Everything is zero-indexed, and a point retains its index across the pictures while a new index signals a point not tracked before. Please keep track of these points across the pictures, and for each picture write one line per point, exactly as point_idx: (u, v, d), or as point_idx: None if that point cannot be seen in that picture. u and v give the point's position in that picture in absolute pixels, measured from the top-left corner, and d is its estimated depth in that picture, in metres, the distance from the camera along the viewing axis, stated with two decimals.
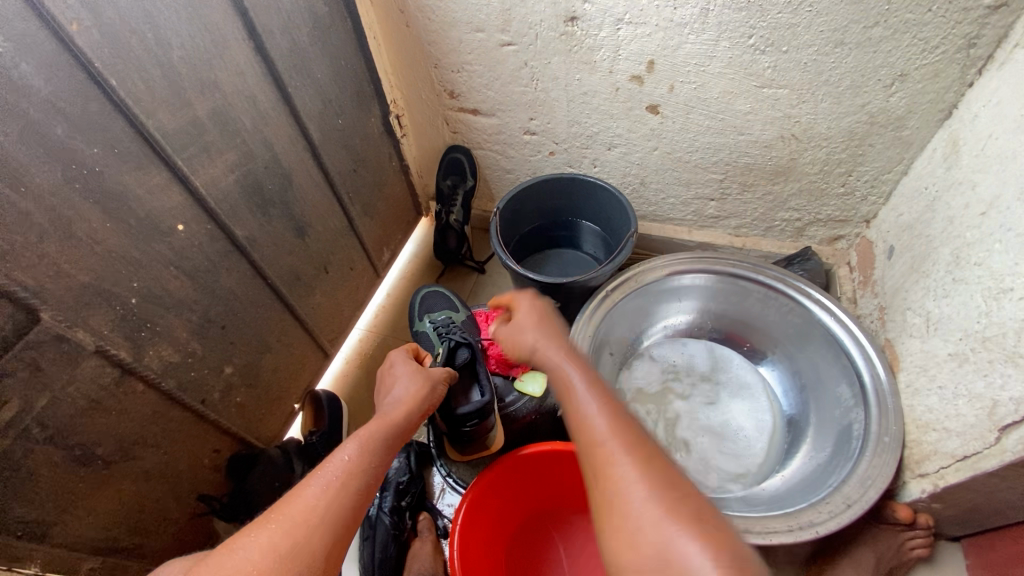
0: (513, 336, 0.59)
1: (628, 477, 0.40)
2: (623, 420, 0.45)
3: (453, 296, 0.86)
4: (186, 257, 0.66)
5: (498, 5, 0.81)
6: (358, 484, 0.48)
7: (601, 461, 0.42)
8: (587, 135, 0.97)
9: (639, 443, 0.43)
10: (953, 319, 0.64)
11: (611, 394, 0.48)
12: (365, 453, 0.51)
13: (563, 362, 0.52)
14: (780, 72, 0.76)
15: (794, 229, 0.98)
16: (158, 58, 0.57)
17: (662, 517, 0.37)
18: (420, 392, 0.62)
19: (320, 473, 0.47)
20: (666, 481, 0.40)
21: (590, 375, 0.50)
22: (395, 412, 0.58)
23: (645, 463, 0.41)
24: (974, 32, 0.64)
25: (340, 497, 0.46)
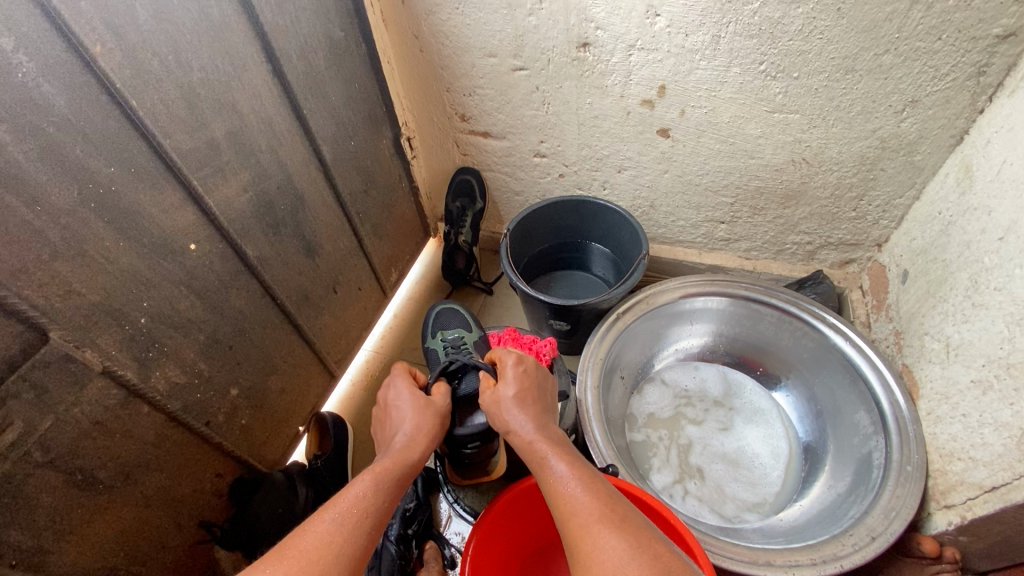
0: (492, 402, 0.59)
1: (606, 549, 0.40)
2: (601, 494, 0.46)
3: (467, 313, 0.85)
4: (197, 277, 0.65)
5: (510, 30, 0.82)
6: (372, 520, 0.47)
7: (579, 541, 0.43)
8: (597, 158, 0.97)
9: (616, 512, 0.44)
10: (974, 345, 0.63)
11: (587, 468, 0.49)
12: (379, 489, 0.50)
13: (538, 439, 0.54)
14: (791, 97, 0.77)
15: (805, 253, 0.98)
16: (178, 81, 0.57)
17: None
18: (428, 428, 0.60)
19: (332, 507, 0.46)
20: (645, 548, 0.40)
21: (565, 452, 0.51)
22: (405, 449, 0.56)
23: (626, 534, 0.41)
24: (983, 60, 0.65)
25: (354, 534, 0.44)
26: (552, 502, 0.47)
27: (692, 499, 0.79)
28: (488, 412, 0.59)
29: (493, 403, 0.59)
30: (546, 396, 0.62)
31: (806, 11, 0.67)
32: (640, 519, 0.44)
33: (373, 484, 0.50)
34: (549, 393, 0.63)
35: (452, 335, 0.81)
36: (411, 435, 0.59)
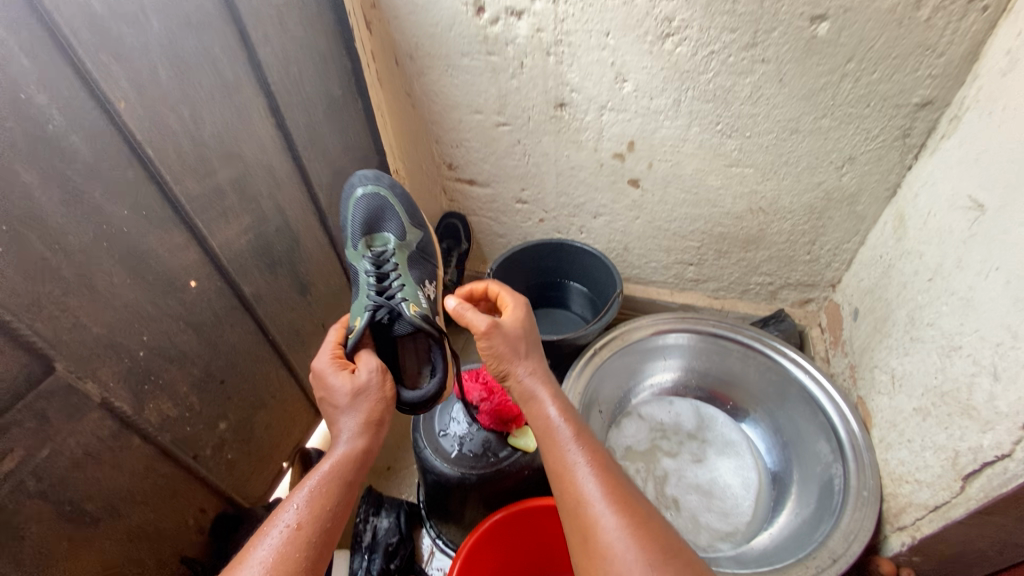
0: (505, 337, 0.56)
1: (616, 541, 0.43)
2: (612, 482, 0.48)
3: (398, 217, 0.75)
4: (195, 312, 0.69)
5: (494, 91, 0.91)
6: (306, 541, 0.45)
7: (587, 524, 0.45)
8: (574, 205, 1.05)
9: (626, 504, 0.46)
10: (915, 376, 0.69)
11: (599, 451, 0.51)
12: (318, 502, 0.47)
13: (550, 409, 0.54)
14: (745, 153, 0.86)
15: (768, 293, 1.05)
16: (191, 133, 0.63)
17: None
18: (365, 420, 0.54)
19: (265, 534, 0.45)
20: (651, 541, 0.43)
21: (578, 428, 0.52)
22: (343, 450, 0.52)
23: (635, 527, 0.44)
24: (907, 124, 0.75)
25: (287, 560, 0.43)
26: (561, 477, 0.49)
27: None
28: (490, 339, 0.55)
29: (502, 336, 0.56)
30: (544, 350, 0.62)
31: (753, 81, 0.76)
32: (647, 509, 0.47)
33: (310, 499, 0.47)
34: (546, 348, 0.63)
35: (381, 244, 0.73)
36: (350, 433, 0.53)
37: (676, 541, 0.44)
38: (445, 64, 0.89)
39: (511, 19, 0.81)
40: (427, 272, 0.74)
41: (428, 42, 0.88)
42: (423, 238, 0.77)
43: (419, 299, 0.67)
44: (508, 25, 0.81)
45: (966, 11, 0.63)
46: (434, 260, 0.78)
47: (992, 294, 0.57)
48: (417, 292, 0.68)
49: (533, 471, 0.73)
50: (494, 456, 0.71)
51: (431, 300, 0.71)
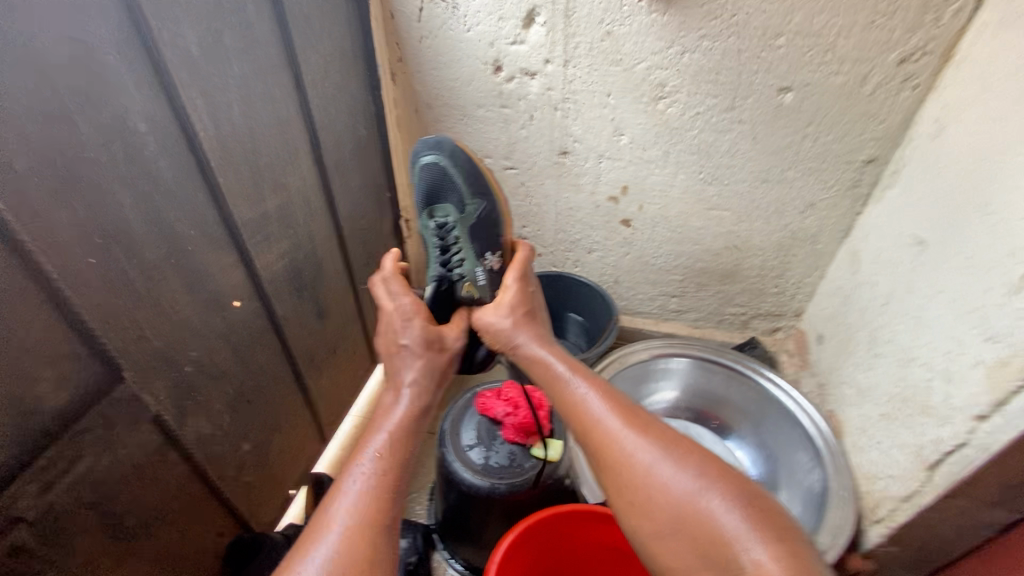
0: (493, 327, 0.65)
1: (627, 442, 0.51)
2: (614, 398, 0.56)
3: (461, 188, 0.72)
4: (235, 331, 0.72)
5: (504, 139, 1.01)
6: (393, 479, 0.50)
7: (602, 439, 0.52)
8: (570, 241, 1.15)
9: (629, 411, 0.54)
10: (878, 386, 0.81)
11: (597, 379, 0.59)
12: (398, 441, 0.53)
13: (551, 358, 0.61)
14: (723, 199, 0.99)
15: (741, 322, 1.18)
16: (250, 163, 0.68)
17: (659, 463, 0.49)
18: (427, 342, 0.62)
19: (355, 468, 0.50)
20: (660, 435, 0.51)
21: (575, 366, 0.60)
22: (411, 401, 0.57)
23: (640, 429, 0.52)
24: (855, 177, 0.91)
25: (381, 493, 0.48)
26: (570, 411, 0.56)
27: None
28: (484, 331, 0.66)
29: (493, 322, 0.65)
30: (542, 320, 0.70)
31: (731, 138, 0.91)
32: (649, 416, 0.54)
33: (386, 441, 0.52)
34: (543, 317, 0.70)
35: (443, 215, 0.73)
36: (412, 379, 0.59)
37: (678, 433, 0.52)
38: (462, 113, 1.00)
39: (525, 78, 0.92)
40: (492, 242, 0.73)
41: (448, 94, 0.98)
42: (491, 206, 0.73)
43: (477, 275, 0.69)
44: (522, 83, 0.93)
45: (900, 88, 0.80)
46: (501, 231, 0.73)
47: (938, 313, 0.70)
48: (474, 268, 0.70)
49: (553, 481, 0.78)
50: (519, 466, 0.77)
51: (494, 272, 0.71)
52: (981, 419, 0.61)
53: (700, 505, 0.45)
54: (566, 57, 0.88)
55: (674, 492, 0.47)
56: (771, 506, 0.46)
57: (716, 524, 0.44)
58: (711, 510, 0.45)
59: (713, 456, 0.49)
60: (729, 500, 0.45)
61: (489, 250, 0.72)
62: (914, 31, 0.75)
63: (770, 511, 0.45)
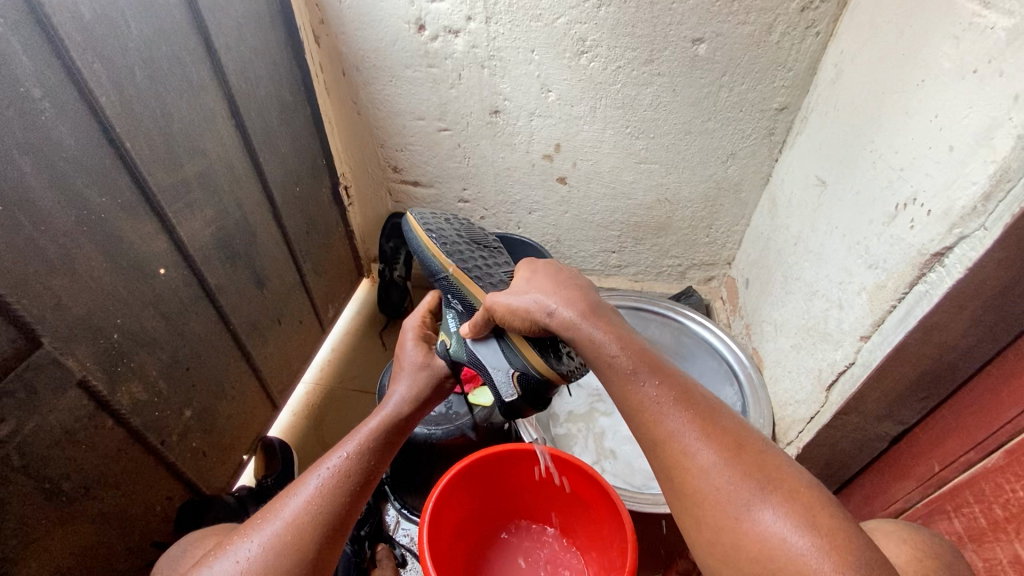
0: (508, 301, 0.58)
1: (705, 465, 0.49)
2: (693, 406, 0.51)
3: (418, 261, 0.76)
4: (164, 299, 0.72)
5: (436, 100, 1.02)
6: (347, 486, 0.57)
7: (682, 460, 0.49)
8: (511, 202, 1.16)
9: (710, 423, 0.51)
10: (791, 321, 0.86)
11: (671, 379, 0.53)
12: (363, 451, 0.60)
13: (605, 342, 0.54)
14: (651, 152, 1.02)
15: (678, 273, 1.22)
16: (162, 130, 0.68)
17: (740, 491, 0.47)
18: (419, 383, 0.68)
19: (320, 467, 0.58)
20: (744, 460, 0.48)
21: (648, 363, 0.53)
22: (390, 414, 0.64)
23: (722, 448, 0.49)
24: (771, 125, 0.95)
25: (330, 497, 0.56)
26: (641, 418, 0.52)
27: (608, 475, 0.94)
28: (499, 307, 0.59)
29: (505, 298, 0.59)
30: (569, 278, 0.61)
31: (653, 91, 0.93)
32: (734, 425, 0.51)
33: (351, 452, 0.60)
34: (573, 272, 0.62)
35: None
36: (397, 401, 0.66)
37: (762, 448, 0.50)
38: (390, 75, 0.99)
39: (449, 36, 0.92)
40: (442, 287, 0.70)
41: (373, 56, 0.97)
42: (423, 256, 0.71)
43: (449, 324, 0.70)
44: (446, 41, 0.93)
45: (804, 36, 0.84)
46: (437, 267, 0.68)
47: (834, 247, 0.76)
48: (447, 318, 0.71)
49: (489, 425, 0.84)
50: (455, 412, 0.83)
51: (460, 313, 0.69)
52: (866, 338, 0.67)
53: (785, 544, 0.44)
54: (487, 14, 0.88)
55: (756, 523, 0.46)
56: (857, 537, 0.44)
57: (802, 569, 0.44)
58: (803, 556, 0.43)
59: (795, 479, 0.48)
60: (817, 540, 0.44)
61: (446, 293, 0.69)
62: None
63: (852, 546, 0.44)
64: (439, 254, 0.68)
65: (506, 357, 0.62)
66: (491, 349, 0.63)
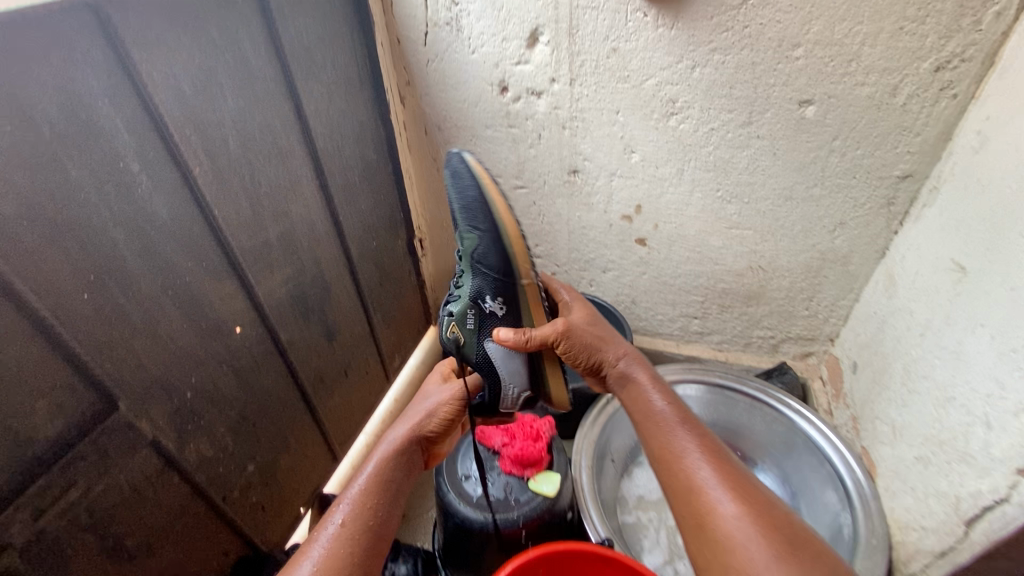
0: (591, 333, 0.65)
1: (730, 514, 0.48)
2: (723, 459, 0.53)
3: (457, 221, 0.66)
4: (238, 357, 0.74)
5: (514, 158, 1.00)
6: (352, 543, 0.52)
7: (703, 505, 0.50)
8: (585, 260, 1.11)
9: (740, 480, 0.51)
10: (915, 426, 0.73)
11: (707, 435, 0.56)
12: (360, 504, 0.55)
13: (653, 394, 0.60)
14: (745, 217, 0.92)
15: (769, 346, 1.09)
16: (250, 195, 0.70)
17: (761, 543, 0.46)
18: (419, 424, 0.66)
19: (321, 530, 0.53)
20: (767, 516, 0.48)
21: (687, 418, 0.57)
22: (387, 461, 0.60)
23: (747, 501, 0.49)
24: (891, 193, 0.83)
25: (335, 556, 0.50)
26: (669, 461, 0.54)
27: None
28: (575, 335, 0.65)
29: (583, 330, 0.65)
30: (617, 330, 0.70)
31: (750, 154, 0.85)
32: (764, 493, 0.51)
33: (351, 503, 0.55)
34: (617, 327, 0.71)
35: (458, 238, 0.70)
36: (394, 445, 0.62)
37: (788, 517, 0.49)
38: (471, 134, 0.99)
39: (532, 98, 0.90)
40: (494, 286, 0.66)
41: (456, 116, 0.98)
42: (495, 240, 0.63)
43: (465, 320, 0.69)
44: (528, 102, 0.91)
45: (937, 98, 0.73)
46: (511, 270, 0.64)
47: (979, 348, 0.63)
48: (464, 310, 0.69)
49: (551, 517, 0.78)
50: (514, 500, 0.77)
51: (494, 317, 0.67)
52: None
53: None
54: (572, 76, 0.86)
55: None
56: None
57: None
58: None
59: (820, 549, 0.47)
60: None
61: (489, 291, 0.66)
62: (950, 35, 0.68)
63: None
64: (524, 262, 0.64)
65: (533, 380, 0.71)
66: (521, 368, 0.69)
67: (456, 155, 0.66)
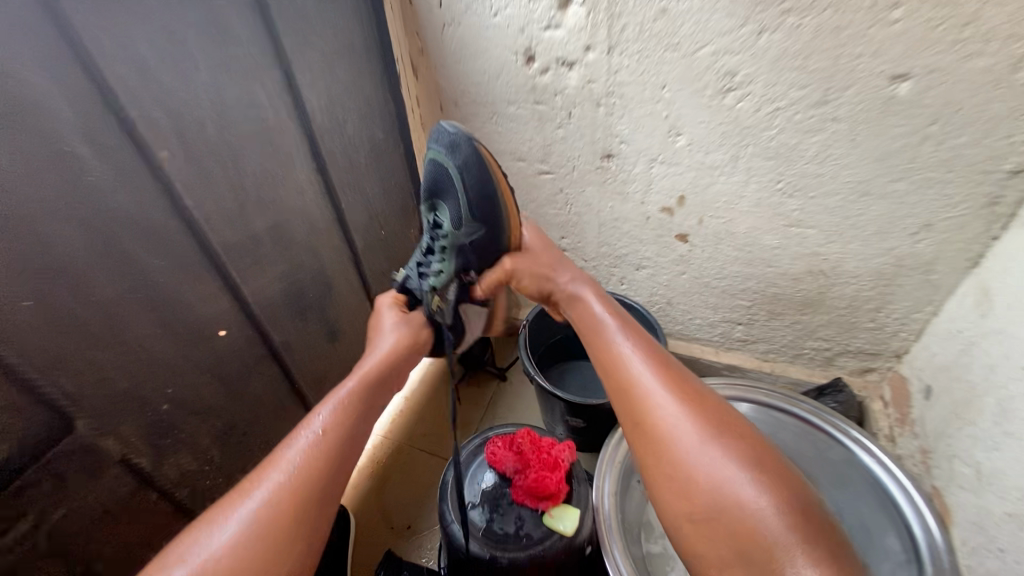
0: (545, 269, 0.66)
1: (670, 413, 0.49)
2: (663, 365, 0.53)
3: (462, 205, 0.65)
4: (223, 363, 0.66)
5: (539, 139, 0.88)
6: (331, 450, 0.50)
7: (647, 409, 0.50)
8: (616, 256, 0.99)
9: (682, 385, 0.51)
10: (1007, 477, 0.61)
11: (651, 347, 0.56)
12: (341, 415, 0.52)
13: (597, 314, 0.60)
14: (807, 214, 0.79)
15: (824, 359, 0.96)
16: (232, 182, 0.61)
17: (699, 439, 0.47)
18: (396, 349, 0.63)
19: (296, 437, 0.50)
20: (718, 425, 0.48)
21: (629, 329, 0.57)
22: (361, 376, 0.58)
23: (687, 400, 0.50)
24: (997, 191, 0.67)
25: (316, 460, 0.48)
26: (612, 373, 0.54)
27: None
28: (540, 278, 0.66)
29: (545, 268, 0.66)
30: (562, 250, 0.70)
31: (821, 139, 0.71)
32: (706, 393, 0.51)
33: (330, 411, 0.52)
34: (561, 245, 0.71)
35: (440, 214, 0.69)
36: (376, 359, 0.61)
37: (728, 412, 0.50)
38: (492, 112, 0.88)
39: (562, 69, 0.78)
40: (481, 261, 0.68)
41: (474, 90, 0.86)
42: (499, 231, 0.67)
43: (448, 292, 0.70)
44: (558, 75, 0.79)
45: None
46: (504, 248, 0.68)
47: None
48: (447, 283, 0.69)
49: (568, 556, 0.70)
50: (525, 535, 0.70)
51: (470, 289, 0.72)
52: None
53: (741, 494, 0.43)
54: (610, 43, 0.73)
55: (716, 478, 0.45)
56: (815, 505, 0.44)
57: (778, 540, 0.41)
58: (751, 507, 0.43)
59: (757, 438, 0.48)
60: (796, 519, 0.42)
61: (471, 268, 0.69)
62: None
63: (823, 529, 0.42)
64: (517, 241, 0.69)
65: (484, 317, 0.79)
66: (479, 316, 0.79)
67: (466, 139, 0.63)
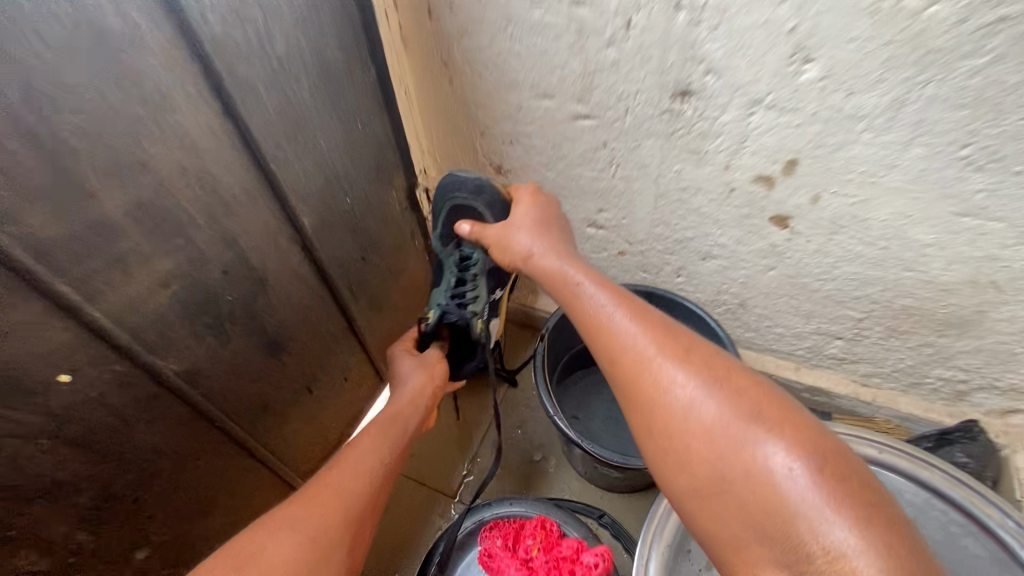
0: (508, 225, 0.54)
1: (685, 392, 0.37)
2: (662, 330, 0.41)
3: None
4: (73, 419, 0.43)
5: (578, 67, 0.57)
6: (377, 470, 0.47)
7: (657, 393, 0.38)
8: (675, 239, 0.71)
9: (690, 352, 0.39)
10: None
11: (647, 310, 0.43)
12: (386, 437, 0.51)
13: (571, 274, 0.47)
14: (999, 199, 0.49)
15: (953, 392, 0.70)
16: (30, 134, 0.34)
17: (727, 421, 0.35)
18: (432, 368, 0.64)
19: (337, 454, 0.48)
20: (759, 412, 0.36)
21: (610, 287, 0.45)
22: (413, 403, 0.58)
23: (702, 373, 0.38)
24: None
25: (359, 473, 0.46)
26: (607, 350, 0.42)
27: None
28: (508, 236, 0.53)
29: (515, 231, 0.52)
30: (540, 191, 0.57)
31: None
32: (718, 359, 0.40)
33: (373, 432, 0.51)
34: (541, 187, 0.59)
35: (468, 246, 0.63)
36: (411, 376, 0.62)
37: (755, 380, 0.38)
38: (505, 20, 0.56)
39: None
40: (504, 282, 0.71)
41: None
42: None
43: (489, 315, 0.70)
44: None
45: None
46: None
47: None
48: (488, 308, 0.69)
49: None
50: None
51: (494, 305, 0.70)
52: None
53: (795, 493, 0.32)
54: None
55: (759, 470, 0.34)
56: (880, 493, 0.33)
57: (816, 526, 0.31)
58: (816, 513, 0.31)
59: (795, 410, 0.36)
60: (835, 492, 0.32)
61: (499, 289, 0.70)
62: None
63: (905, 537, 0.31)
64: None
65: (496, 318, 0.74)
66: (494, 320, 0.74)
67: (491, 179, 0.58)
